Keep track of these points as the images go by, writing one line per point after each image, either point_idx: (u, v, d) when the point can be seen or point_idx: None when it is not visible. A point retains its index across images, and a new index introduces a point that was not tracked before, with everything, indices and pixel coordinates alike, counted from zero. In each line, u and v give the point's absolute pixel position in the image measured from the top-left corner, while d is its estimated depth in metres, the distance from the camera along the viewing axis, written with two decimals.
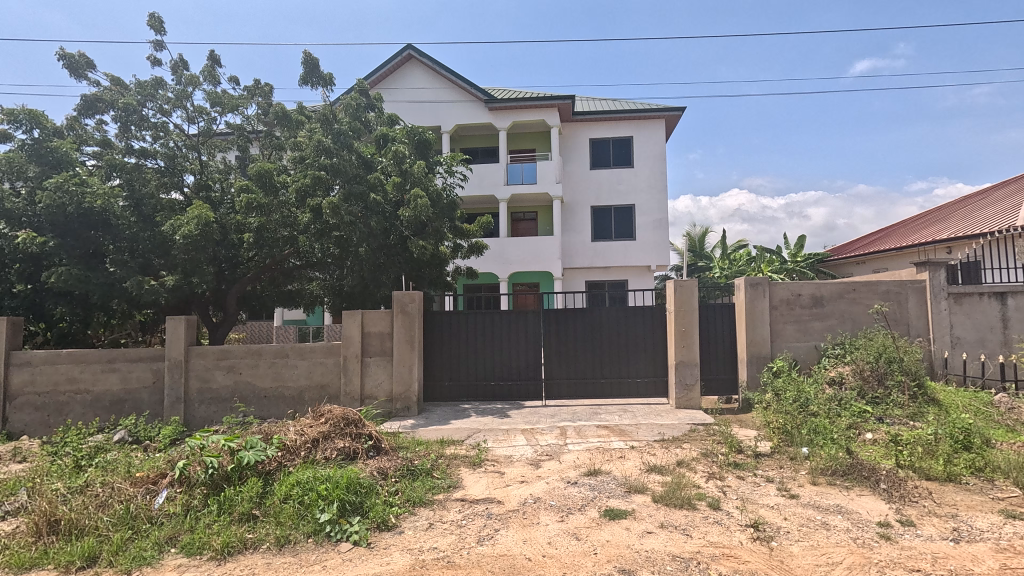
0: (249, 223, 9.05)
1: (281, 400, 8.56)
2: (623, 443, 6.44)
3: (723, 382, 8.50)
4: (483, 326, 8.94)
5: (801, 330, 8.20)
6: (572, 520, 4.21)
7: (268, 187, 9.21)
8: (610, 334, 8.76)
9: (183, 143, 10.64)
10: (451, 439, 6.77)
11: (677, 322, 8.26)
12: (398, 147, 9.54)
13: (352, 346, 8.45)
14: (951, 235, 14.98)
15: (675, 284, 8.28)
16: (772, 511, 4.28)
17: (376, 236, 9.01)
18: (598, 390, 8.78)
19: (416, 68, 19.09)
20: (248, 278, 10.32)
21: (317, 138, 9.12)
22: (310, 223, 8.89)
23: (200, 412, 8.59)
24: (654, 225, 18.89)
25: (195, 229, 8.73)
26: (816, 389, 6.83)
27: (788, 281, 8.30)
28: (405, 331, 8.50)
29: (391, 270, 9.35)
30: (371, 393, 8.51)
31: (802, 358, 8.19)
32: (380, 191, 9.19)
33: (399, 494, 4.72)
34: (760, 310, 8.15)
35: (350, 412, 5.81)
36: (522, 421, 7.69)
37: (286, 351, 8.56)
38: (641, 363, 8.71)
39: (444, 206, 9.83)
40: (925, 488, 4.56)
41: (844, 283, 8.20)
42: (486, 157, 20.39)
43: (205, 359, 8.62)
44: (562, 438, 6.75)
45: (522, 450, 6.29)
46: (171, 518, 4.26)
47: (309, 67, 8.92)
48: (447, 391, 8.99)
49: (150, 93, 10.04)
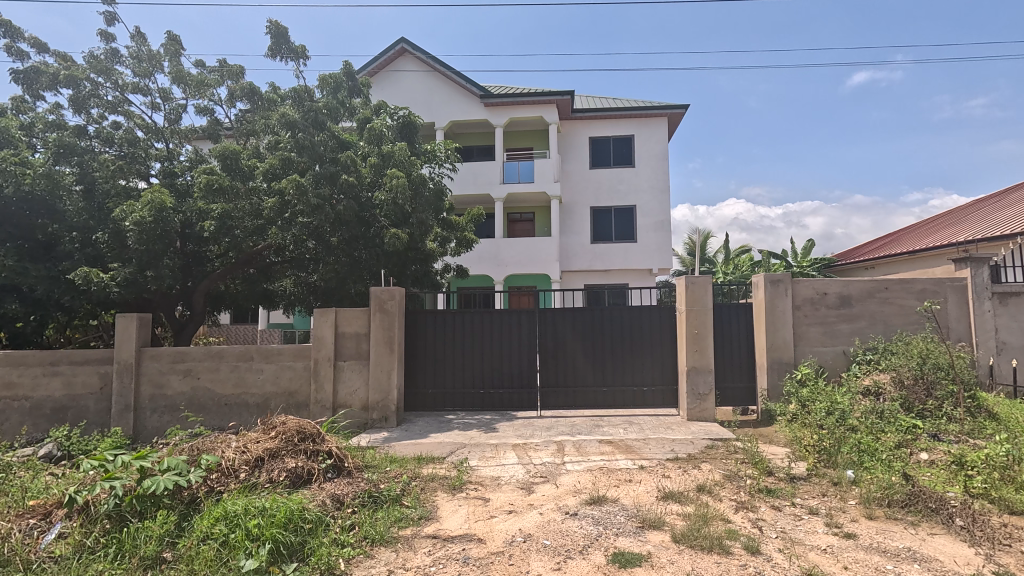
0: (212, 210, 8.21)
1: (244, 409, 7.62)
2: (631, 461, 5.51)
3: (740, 391, 7.58)
4: (472, 326, 8.03)
5: (826, 333, 7.32)
6: (572, 568, 3.28)
7: (236, 173, 8.50)
8: (612, 337, 7.85)
9: (147, 130, 9.86)
10: (430, 456, 5.84)
11: (688, 323, 7.35)
12: (374, 125, 8.71)
13: (323, 349, 7.50)
14: (970, 237, 14.08)
15: (686, 281, 7.38)
16: (826, 556, 3.36)
17: (349, 224, 8.15)
18: (600, 400, 7.84)
19: (410, 61, 18.29)
20: (218, 274, 9.47)
21: (281, 111, 8.15)
22: (275, 208, 8.03)
23: (152, 422, 7.64)
24: (655, 227, 18.04)
25: (148, 216, 7.80)
26: (850, 401, 5.95)
27: (811, 279, 7.44)
28: (384, 332, 7.54)
29: (367, 262, 8.47)
30: (345, 402, 7.55)
31: (829, 365, 7.30)
32: (354, 173, 8.28)
33: (355, 531, 3.77)
34: (782, 310, 7.28)
35: (307, 425, 4.89)
36: (514, 435, 6.74)
37: (250, 353, 7.64)
38: (648, 370, 7.79)
39: (428, 196, 8.93)
40: (1015, 527, 3.65)
41: (874, 280, 7.34)
42: (483, 155, 19.56)
43: (159, 362, 7.69)
44: (560, 456, 5.80)
45: (512, 470, 5.35)
46: (56, 563, 3.32)
47: (277, 37, 8.06)
48: (431, 400, 8.03)
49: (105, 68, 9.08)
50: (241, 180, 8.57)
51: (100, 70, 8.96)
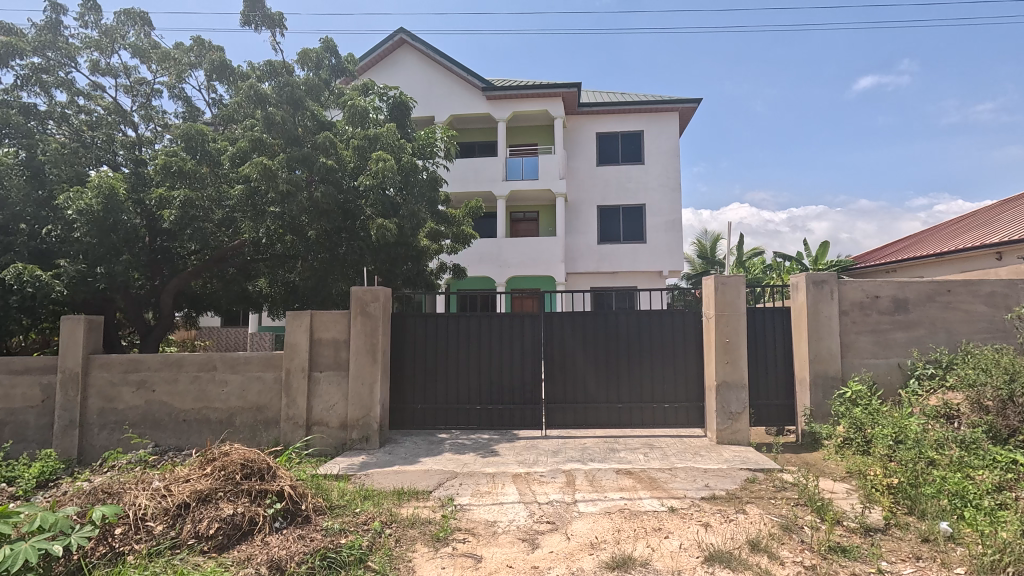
0: (172, 198, 7.30)
1: (205, 426, 6.65)
2: (658, 500, 4.49)
3: (777, 410, 6.55)
4: (468, 332, 7.04)
5: (879, 342, 6.30)
6: None
7: (200, 156, 7.68)
8: (628, 345, 6.84)
9: (110, 112, 8.99)
10: (413, 490, 4.84)
11: (718, 330, 6.33)
12: (358, 103, 7.74)
13: (297, 358, 6.52)
14: (1005, 237, 13.02)
15: (714, 281, 6.38)
16: None
17: (328, 214, 7.21)
18: (613, 419, 6.81)
19: (410, 54, 17.39)
20: (189, 273, 8.60)
21: (249, 84, 7.17)
22: (242, 197, 7.12)
23: (99, 440, 6.66)
24: (665, 227, 17.00)
25: (96, 203, 6.99)
26: (919, 428, 4.93)
27: (860, 280, 6.41)
28: (366, 339, 6.54)
29: (349, 258, 7.56)
30: (321, 420, 6.55)
31: (883, 380, 6.28)
32: (334, 156, 7.39)
33: None
34: (826, 316, 6.26)
35: (254, 455, 3.93)
36: (515, 461, 5.72)
37: (213, 362, 6.66)
38: (670, 384, 6.77)
39: (420, 185, 7.94)
40: None
41: (933, 282, 6.33)
42: (485, 151, 18.51)
43: (109, 372, 6.70)
44: (571, 491, 4.78)
45: (512, 512, 4.34)
46: None
47: (250, 2, 7.10)
48: (421, 416, 7.02)
49: (51, 44, 8.50)
50: (209, 165, 7.74)
51: (46, 44, 8.47)
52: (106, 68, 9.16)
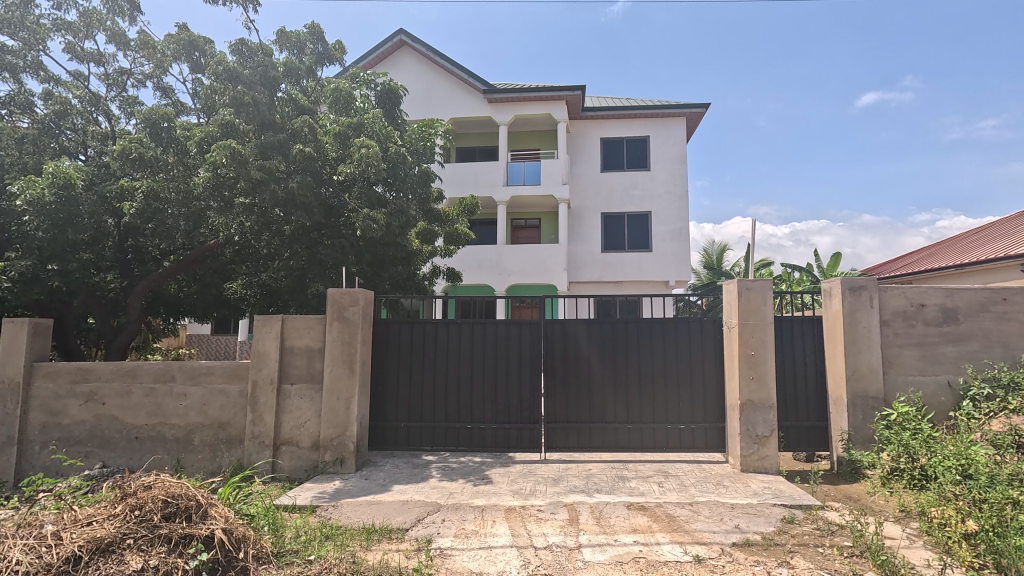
0: (134, 188, 6.69)
1: (160, 445, 5.88)
2: (680, 545, 3.71)
3: (808, 433, 5.76)
4: (458, 341, 6.30)
5: (926, 358, 5.52)
6: None
7: (167, 143, 7.03)
8: (638, 357, 6.08)
9: (81, 99, 8.38)
10: (386, 527, 4.06)
11: (742, 341, 5.56)
12: (342, 87, 7.24)
13: (264, 368, 5.77)
14: None
15: (736, 286, 5.65)
16: None
17: (306, 208, 6.53)
18: (622, 441, 6.03)
19: (410, 54, 16.87)
20: (159, 274, 7.88)
21: (217, 62, 6.53)
22: (208, 186, 6.40)
23: (41, 459, 5.91)
24: (673, 235, 16.26)
25: (49, 195, 6.37)
26: (991, 460, 4.13)
27: (903, 287, 5.66)
28: (342, 348, 5.77)
29: (329, 258, 6.83)
30: (290, 439, 5.76)
31: (932, 402, 5.49)
32: (313, 144, 6.75)
33: None
34: (865, 327, 5.49)
35: (180, 491, 3.14)
36: (509, 491, 4.93)
37: (171, 372, 5.90)
38: (686, 403, 5.99)
39: (410, 179, 7.28)
40: None
41: (986, 291, 5.57)
42: (485, 156, 17.90)
43: (55, 383, 5.95)
44: (574, 530, 4.00)
45: (503, 559, 3.55)
46: None
47: None
48: (405, 436, 6.24)
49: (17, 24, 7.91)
50: (176, 154, 7.07)
51: (13, 23, 7.91)
52: (81, 54, 8.59)
